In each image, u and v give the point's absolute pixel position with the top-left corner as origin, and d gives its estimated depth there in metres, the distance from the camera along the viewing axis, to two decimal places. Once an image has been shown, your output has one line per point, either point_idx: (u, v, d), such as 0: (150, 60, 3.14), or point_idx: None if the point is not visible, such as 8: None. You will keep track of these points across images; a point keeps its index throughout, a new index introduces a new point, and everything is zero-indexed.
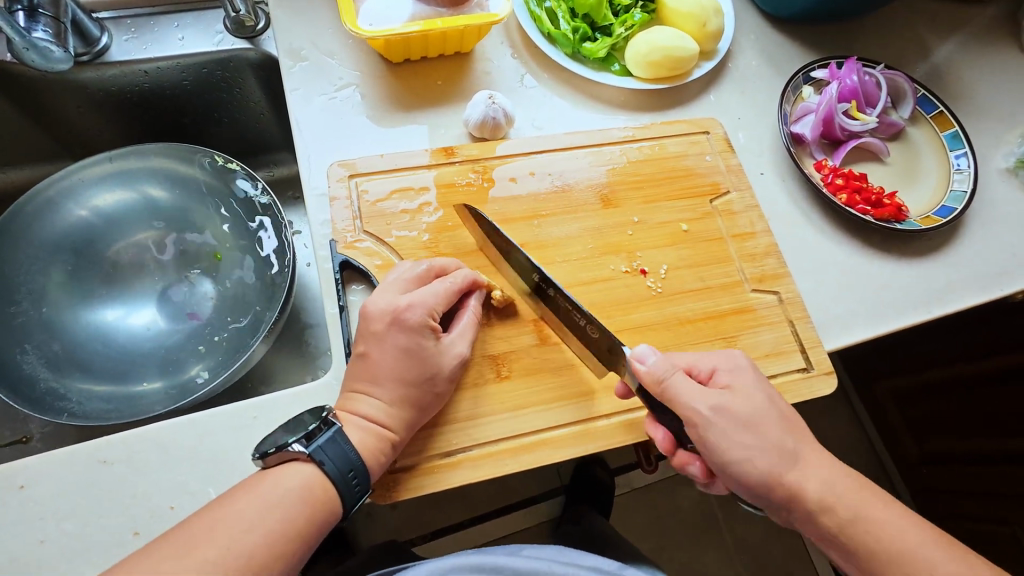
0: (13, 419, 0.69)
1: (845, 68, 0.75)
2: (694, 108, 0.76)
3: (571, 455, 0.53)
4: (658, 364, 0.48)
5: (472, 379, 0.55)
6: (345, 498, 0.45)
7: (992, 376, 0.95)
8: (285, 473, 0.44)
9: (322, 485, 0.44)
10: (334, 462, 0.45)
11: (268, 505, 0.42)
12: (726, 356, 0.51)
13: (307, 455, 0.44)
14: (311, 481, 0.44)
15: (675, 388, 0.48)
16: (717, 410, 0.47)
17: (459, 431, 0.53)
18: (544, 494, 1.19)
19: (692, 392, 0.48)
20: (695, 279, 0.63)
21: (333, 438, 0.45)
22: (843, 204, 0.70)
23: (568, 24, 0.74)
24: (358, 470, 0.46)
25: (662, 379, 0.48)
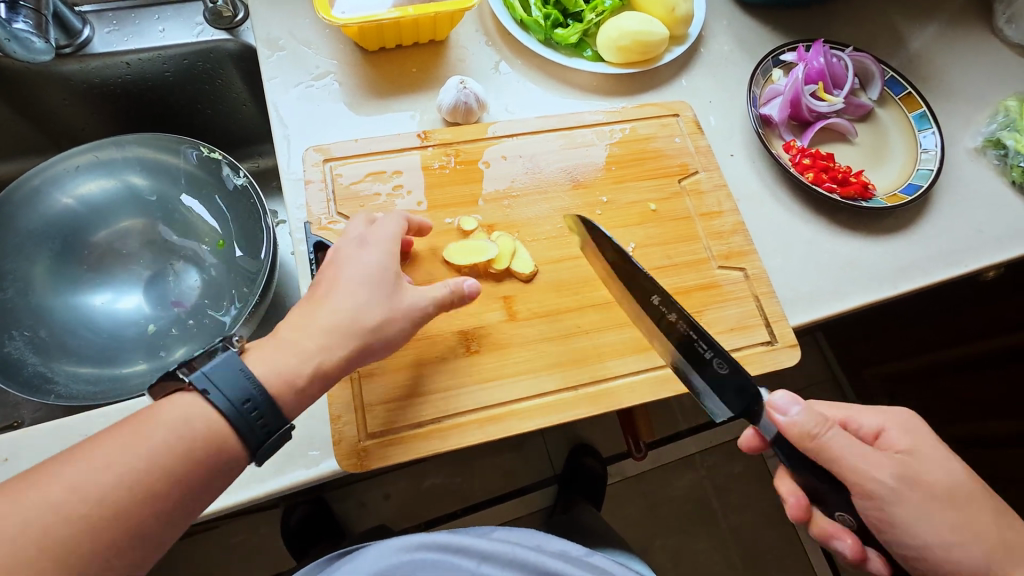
0: (4, 405, 0.71)
1: (813, 50, 0.77)
2: (665, 92, 0.78)
3: (537, 427, 0.55)
4: (805, 419, 0.45)
5: (441, 353, 0.56)
6: (245, 434, 0.43)
7: (997, 355, 0.95)
8: (167, 406, 0.42)
9: (211, 420, 0.42)
10: (221, 393, 0.43)
11: (140, 435, 0.40)
12: (895, 415, 0.49)
13: (189, 384, 0.43)
14: (192, 415, 0.42)
15: (828, 443, 0.44)
16: (899, 480, 0.44)
17: (428, 404, 0.54)
18: (534, 484, 1.20)
19: (848, 450, 0.44)
20: (662, 256, 0.64)
21: (221, 364, 0.43)
22: (810, 182, 0.71)
23: (540, 10, 0.75)
24: (254, 402, 0.43)
25: (811, 434, 0.45)
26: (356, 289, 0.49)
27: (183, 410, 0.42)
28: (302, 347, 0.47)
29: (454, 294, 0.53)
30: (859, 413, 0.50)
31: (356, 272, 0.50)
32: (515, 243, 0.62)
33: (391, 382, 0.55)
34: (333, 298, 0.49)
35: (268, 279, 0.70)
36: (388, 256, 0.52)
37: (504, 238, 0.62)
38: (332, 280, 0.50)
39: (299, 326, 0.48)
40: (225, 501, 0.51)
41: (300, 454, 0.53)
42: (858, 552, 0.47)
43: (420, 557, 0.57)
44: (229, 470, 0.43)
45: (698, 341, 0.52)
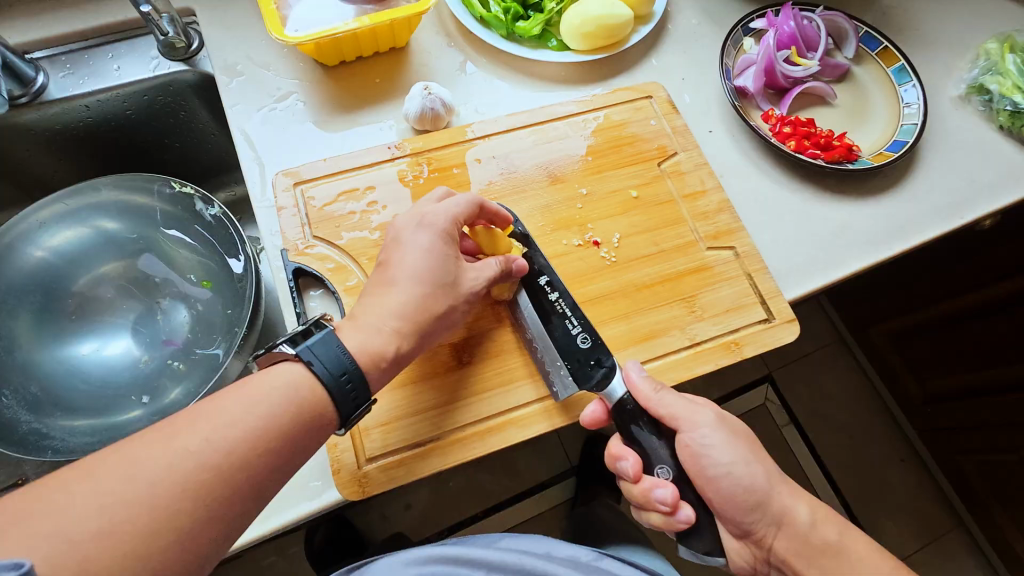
0: (7, 464, 0.70)
1: (782, 15, 0.74)
2: (636, 74, 0.76)
3: (539, 432, 0.54)
4: (644, 381, 0.52)
5: (433, 368, 0.55)
6: (340, 405, 0.44)
7: (994, 304, 0.93)
8: (273, 372, 0.43)
9: (312, 390, 0.43)
10: (324, 363, 0.44)
11: (250, 403, 0.41)
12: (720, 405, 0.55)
13: (295, 355, 0.44)
14: (298, 380, 0.43)
15: (664, 398, 0.51)
16: (700, 444, 0.50)
17: (423, 421, 0.53)
18: (554, 478, 1.19)
19: (680, 410, 0.51)
20: (648, 243, 0.63)
21: (323, 339, 0.45)
22: (793, 151, 0.69)
23: (499, 5, 0.73)
24: (351, 375, 0.44)
25: (654, 389, 0.52)
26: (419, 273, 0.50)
27: (289, 376, 0.43)
28: (379, 328, 0.47)
29: (504, 270, 0.55)
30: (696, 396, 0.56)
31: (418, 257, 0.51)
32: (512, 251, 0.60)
33: (382, 405, 0.53)
34: (397, 285, 0.50)
35: (254, 310, 0.68)
36: (443, 240, 0.52)
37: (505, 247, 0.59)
38: (396, 263, 0.51)
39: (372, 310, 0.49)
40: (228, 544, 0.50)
41: (303, 486, 0.52)
42: (675, 499, 0.48)
43: (430, 570, 0.57)
44: (325, 435, 0.44)
45: (569, 314, 0.56)
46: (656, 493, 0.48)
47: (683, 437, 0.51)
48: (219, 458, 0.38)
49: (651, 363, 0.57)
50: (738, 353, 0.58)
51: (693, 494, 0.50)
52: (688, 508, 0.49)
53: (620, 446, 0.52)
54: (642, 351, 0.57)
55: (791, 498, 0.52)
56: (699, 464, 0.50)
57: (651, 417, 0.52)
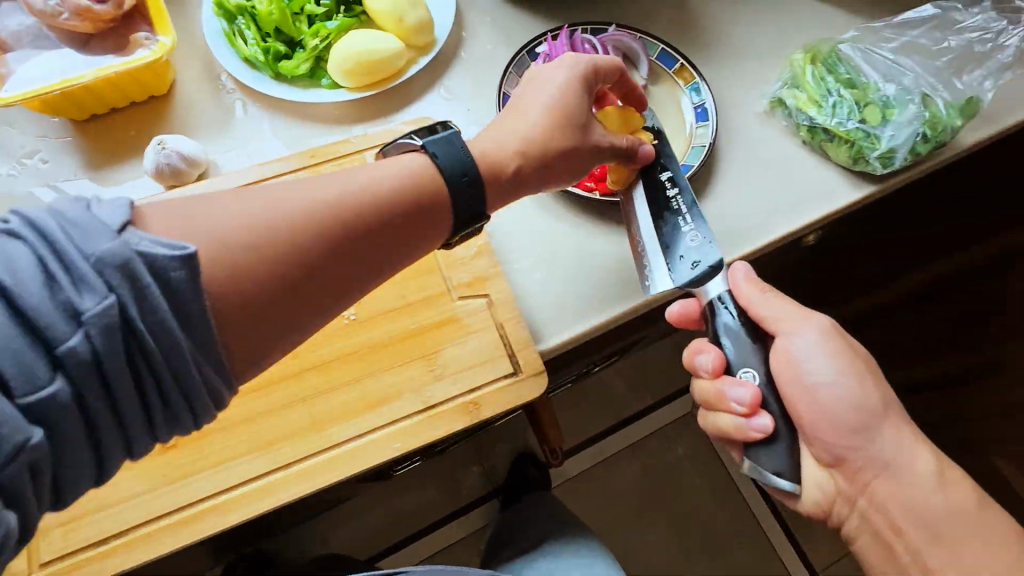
0: None
1: (561, 38, 0.71)
2: (417, 108, 0.72)
3: (239, 518, 0.50)
4: (747, 281, 0.55)
5: (135, 454, 0.52)
6: (456, 197, 0.47)
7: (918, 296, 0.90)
8: (394, 161, 0.46)
9: (426, 176, 0.46)
10: (446, 157, 0.47)
11: (330, 181, 0.42)
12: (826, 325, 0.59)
13: (421, 147, 0.47)
14: (415, 170, 0.46)
15: (773, 301, 0.54)
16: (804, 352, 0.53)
17: (112, 515, 0.50)
18: (471, 503, 1.24)
19: (789, 314, 0.54)
20: (395, 298, 0.59)
21: (448, 140, 0.48)
22: (566, 184, 0.66)
23: (259, 46, 0.69)
24: (470, 175, 0.47)
25: (761, 287, 0.55)
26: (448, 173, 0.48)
27: (398, 166, 0.46)
28: (398, 162, 0.46)
29: (631, 148, 0.57)
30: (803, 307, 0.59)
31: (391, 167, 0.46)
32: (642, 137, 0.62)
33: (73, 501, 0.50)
34: (531, 113, 0.53)
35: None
36: (576, 81, 0.54)
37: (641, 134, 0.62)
38: (521, 99, 0.54)
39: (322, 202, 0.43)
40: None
41: None
42: (754, 401, 0.51)
43: None
44: (431, 231, 0.46)
45: (676, 202, 0.59)
46: (735, 394, 0.52)
47: (780, 340, 0.54)
48: (302, 219, 0.40)
49: (375, 434, 0.53)
50: (476, 414, 0.55)
51: (786, 421, 0.52)
52: (767, 418, 0.52)
53: (705, 344, 0.55)
54: (368, 420, 0.54)
55: (902, 445, 0.53)
56: (800, 376, 0.53)
57: (749, 319, 0.55)
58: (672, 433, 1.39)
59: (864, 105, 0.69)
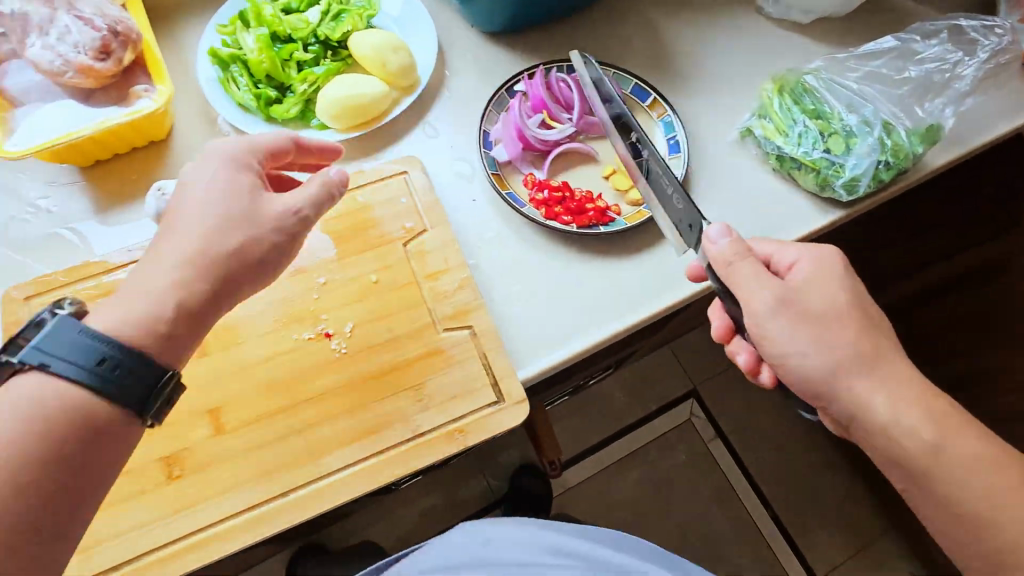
0: None
1: (537, 77, 0.74)
2: (403, 146, 0.76)
3: (233, 549, 0.53)
4: (726, 248, 0.53)
5: (139, 487, 0.55)
6: (123, 393, 0.44)
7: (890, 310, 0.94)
8: (26, 379, 0.43)
9: (69, 393, 0.43)
10: (61, 357, 0.43)
11: None
12: (820, 256, 0.54)
13: (22, 365, 0.43)
14: (49, 392, 0.43)
15: (736, 274, 0.53)
16: (783, 301, 0.51)
17: (117, 546, 0.53)
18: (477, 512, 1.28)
19: (752, 279, 0.52)
20: (383, 330, 0.62)
21: (58, 334, 0.43)
22: (544, 218, 0.69)
23: (251, 91, 0.73)
24: (116, 360, 0.44)
25: (728, 260, 0.53)
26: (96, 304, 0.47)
27: (45, 383, 0.43)
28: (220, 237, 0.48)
29: (324, 190, 0.53)
30: (781, 250, 0.56)
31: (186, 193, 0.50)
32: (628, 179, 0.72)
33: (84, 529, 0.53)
34: (159, 264, 0.48)
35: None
36: (241, 176, 0.51)
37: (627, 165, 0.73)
38: (175, 211, 0.50)
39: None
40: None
41: None
42: (752, 365, 0.58)
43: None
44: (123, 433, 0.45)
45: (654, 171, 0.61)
46: (737, 358, 0.59)
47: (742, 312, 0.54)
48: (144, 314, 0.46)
49: (361, 463, 0.57)
50: (461, 441, 0.58)
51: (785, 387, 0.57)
52: (767, 373, 0.58)
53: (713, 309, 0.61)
54: (358, 450, 0.57)
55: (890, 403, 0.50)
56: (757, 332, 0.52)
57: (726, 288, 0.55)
58: (664, 445, 1.36)
59: (829, 135, 0.72)
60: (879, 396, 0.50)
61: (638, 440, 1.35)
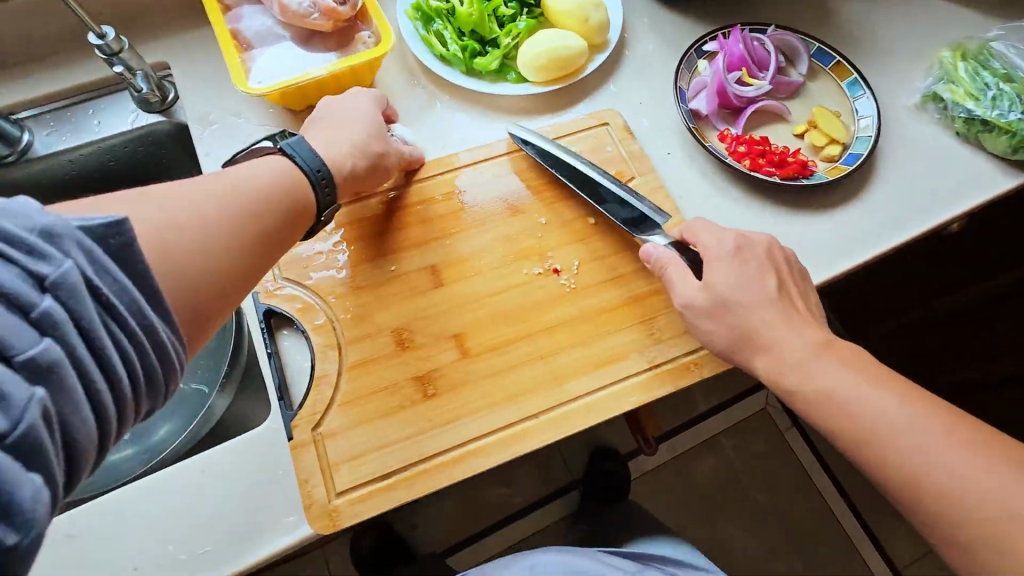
0: None
1: (733, 36, 0.75)
2: (595, 102, 0.78)
3: (496, 463, 0.55)
4: (656, 254, 0.59)
5: (399, 402, 0.58)
6: (315, 191, 0.53)
7: None
8: (264, 159, 0.52)
9: (295, 178, 0.52)
10: (303, 157, 0.53)
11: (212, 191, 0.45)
12: (729, 235, 0.58)
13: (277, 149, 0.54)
14: (284, 169, 0.52)
15: (669, 280, 0.58)
16: (689, 305, 0.57)
17: (386, 455, 0.56)
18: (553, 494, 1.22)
19: (681, 281, 0.57)
20: (607, 268, 0.65)
21: (298, 143, 0.55)
22: (748, 169, 0.71)
23: (457, 44, 0.76)
24: (325, 174, 0.54)
25: (661, 267, 0.59)
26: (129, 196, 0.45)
27: (274, 164, 0.52)
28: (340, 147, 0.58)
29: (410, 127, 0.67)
30: (706, 231, 0.60)
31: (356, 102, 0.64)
32: (823, 131, 0.74)
33: (355, 438, 0.56)
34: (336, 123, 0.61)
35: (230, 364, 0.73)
36: (372, 102, 0.65)
37: (822, 116, 0.74)
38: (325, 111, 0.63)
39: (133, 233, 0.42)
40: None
41: (280, 520, 0.55)
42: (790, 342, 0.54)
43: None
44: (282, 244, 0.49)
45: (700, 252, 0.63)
46: None
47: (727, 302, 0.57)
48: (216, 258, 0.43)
49: (608, 387, 0.59)
50: (698, 372, 0.60)
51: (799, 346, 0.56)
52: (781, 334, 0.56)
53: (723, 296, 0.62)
54: (601, 377, 0.59)
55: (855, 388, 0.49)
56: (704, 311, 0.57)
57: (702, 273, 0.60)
58: (743, 432, 1.29)
59: None
60: (766, 361, 0.53)
61: (713, 428, 1.30)
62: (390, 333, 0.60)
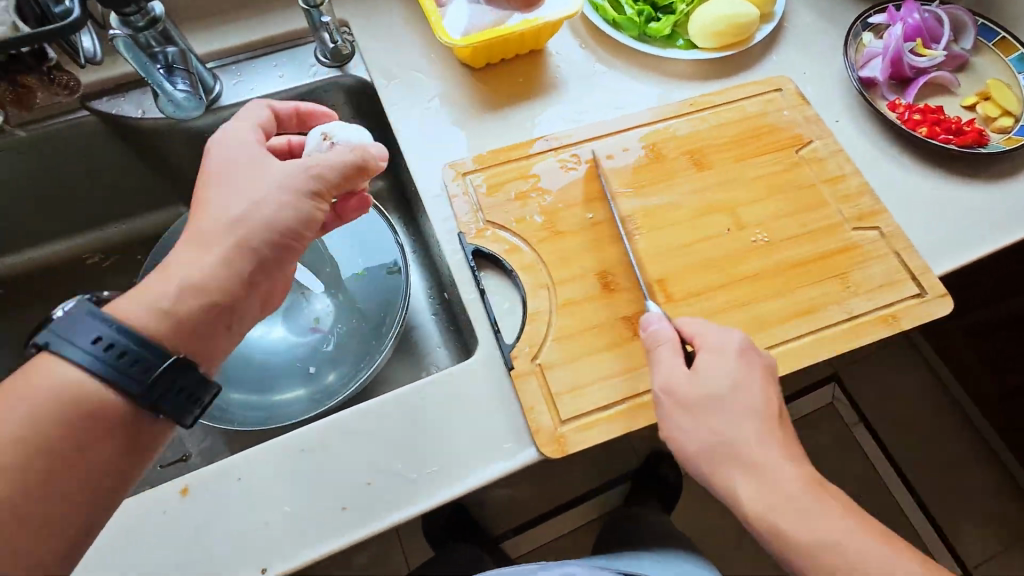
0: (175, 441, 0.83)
1: (905, 8, 0.78)
2: (761, 69, 0.80)
3: None
4: (658, 331, 0.56)
5: (611, 340, 0.59)
6: (120, 385, 0.39)
7: None
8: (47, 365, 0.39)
9: (76, 386, 0.39)
10: (173, 407, 0.41)
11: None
12: (750, 353, 0.54)
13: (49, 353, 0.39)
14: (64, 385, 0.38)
15: (657, 357, 0.55)
16: (663, 390, 0.54)
17: (604, 388, 0.57)
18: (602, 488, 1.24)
19: (671, 364, 0.54)
20: (796, 225, 0.67)
21: (86, 320, 0.39)
22: (925, 137, 0.72)
23: (633, 8, 0.78)
24: (206, 401, 0.43)
25: (657, 342, 0.55)
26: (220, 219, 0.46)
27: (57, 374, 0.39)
28: (215, 241, 0.45)
29: None
30: (704, 331, 0.56)
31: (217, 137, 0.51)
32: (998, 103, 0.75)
33: (571, 371, 0.58)
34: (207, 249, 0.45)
35: (398, 324, 0.78)
36: (300, 173, 0.49)
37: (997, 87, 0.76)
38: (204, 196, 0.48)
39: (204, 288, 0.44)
40: (424, 502, 0.55)
41: (496, 447, 0.57)
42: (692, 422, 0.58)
43: None
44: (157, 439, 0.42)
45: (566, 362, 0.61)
46: None
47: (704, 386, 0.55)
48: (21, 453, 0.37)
49: (812, 334, 0.61)
50: (897, 325, 0.61)
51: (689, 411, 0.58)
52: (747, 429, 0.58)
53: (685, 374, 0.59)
54: (803, 325, 0.61)
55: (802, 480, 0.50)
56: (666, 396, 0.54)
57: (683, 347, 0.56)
58: (811, 425, 1.28)
59: None
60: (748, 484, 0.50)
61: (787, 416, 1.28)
62: (595, 276, 0.63)
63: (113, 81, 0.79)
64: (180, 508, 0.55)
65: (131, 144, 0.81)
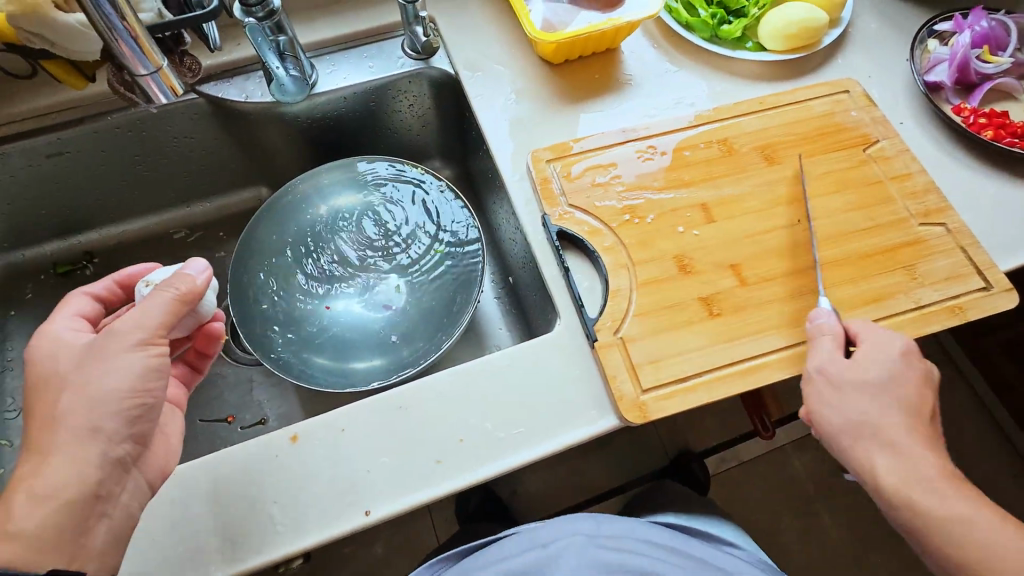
0: (252, 405, 0.88)
1: (972, 16, 0.81)
2: (827, 72, 0.83)
3: (787, 375, 0.61)
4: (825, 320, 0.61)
5: (689, 317, 0.63)
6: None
7: None
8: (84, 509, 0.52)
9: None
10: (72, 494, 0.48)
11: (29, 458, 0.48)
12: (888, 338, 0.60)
13: None
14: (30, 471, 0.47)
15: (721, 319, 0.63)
16: (818, 371, 0.59)
17: (683, 361, 0.61)
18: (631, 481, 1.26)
19: (757, 339, 0.62)
20: (863, 218, 0.70)
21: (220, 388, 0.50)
22: (990, 140, 0.75)
23: (706, 11, 0.83)
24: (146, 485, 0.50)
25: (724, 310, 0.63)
26: (128, 339, 0.52)
27: None
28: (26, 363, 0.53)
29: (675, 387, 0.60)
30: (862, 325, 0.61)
31: (42, 343, 0.54)
32: None
33: (651, 344, 0.62)
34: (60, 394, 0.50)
35: (472, 307, 0.79)
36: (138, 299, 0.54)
37: None
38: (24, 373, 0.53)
39: (83, 404, 0.49)
40: (515, 459, 0.59)
41: (581, 412, 0.61)
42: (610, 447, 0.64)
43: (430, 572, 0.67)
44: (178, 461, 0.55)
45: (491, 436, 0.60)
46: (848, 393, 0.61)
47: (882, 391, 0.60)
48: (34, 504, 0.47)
49: (882, 321, 0.64)
50: (963, 316, 0.64)
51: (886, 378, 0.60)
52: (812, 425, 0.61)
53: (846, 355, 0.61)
54: (872, 311, 0.64)
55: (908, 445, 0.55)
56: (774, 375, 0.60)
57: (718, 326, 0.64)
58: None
59: None
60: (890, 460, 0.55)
61: None
62: (673, 258, 0.66)
63: (218, 69, 0.84)
64: (290, 454, 0.59)
65: (228, 123, 0.87)
